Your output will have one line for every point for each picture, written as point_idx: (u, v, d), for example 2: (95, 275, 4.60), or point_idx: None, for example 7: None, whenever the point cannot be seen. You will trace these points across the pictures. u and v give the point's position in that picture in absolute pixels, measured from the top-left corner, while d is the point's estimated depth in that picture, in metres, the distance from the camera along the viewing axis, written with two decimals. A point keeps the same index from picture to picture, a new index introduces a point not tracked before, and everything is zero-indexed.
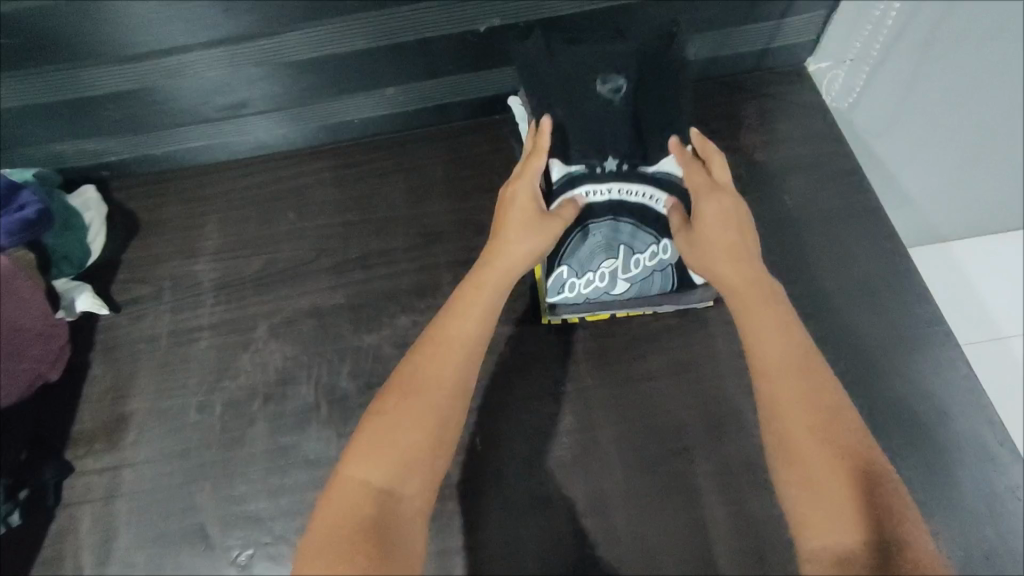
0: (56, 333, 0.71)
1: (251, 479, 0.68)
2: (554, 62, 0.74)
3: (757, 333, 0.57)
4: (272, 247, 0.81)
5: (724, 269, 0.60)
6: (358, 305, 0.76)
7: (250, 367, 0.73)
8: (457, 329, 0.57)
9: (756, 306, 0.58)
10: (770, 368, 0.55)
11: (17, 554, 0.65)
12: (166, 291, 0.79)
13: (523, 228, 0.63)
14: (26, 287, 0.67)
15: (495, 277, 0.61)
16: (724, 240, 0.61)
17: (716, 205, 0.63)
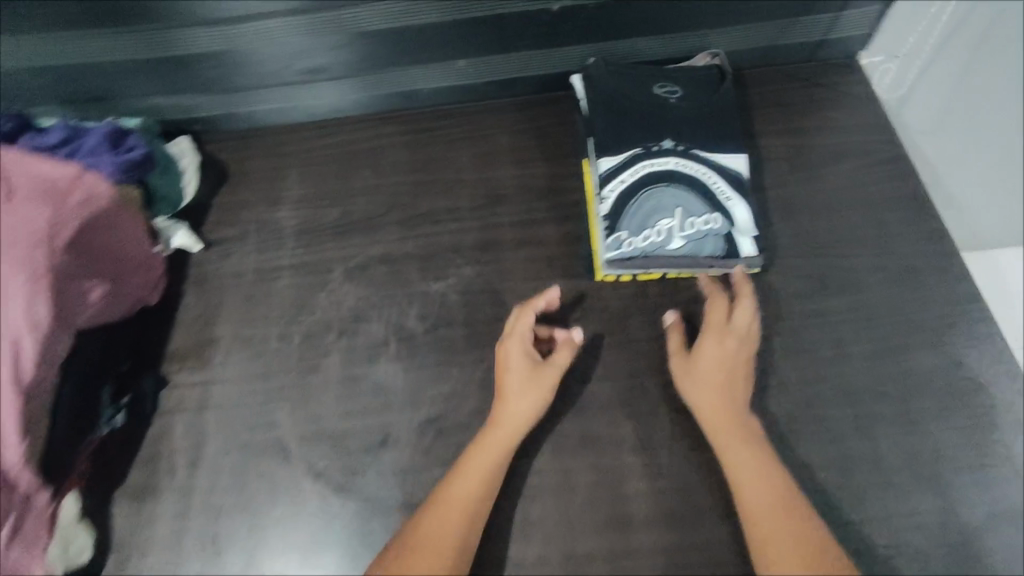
0: (154, 264, 0.79)
1: (324, 402, 0.74)
2: (616, 70, 0.85)
3: (740, 460, 0.64)
4: (349, 200, 0.87)
5: (710, 403, 0.67)
6: (427, 256, 0.82)
7: (326, 305, 0.80)
8: (456, 497, 0.63)
9: (742, 441, 0.65)
10: (751, 498, 0.62)
11: (116, 452, 0.72)
12: (252, 234, 0.86)
13: (520, 391, 0.67)
14: (130, 221, 0.75)
15: (494, 442, 0.66)
16: (720, 378, 0.67)
17: (716, 345, 0.69)
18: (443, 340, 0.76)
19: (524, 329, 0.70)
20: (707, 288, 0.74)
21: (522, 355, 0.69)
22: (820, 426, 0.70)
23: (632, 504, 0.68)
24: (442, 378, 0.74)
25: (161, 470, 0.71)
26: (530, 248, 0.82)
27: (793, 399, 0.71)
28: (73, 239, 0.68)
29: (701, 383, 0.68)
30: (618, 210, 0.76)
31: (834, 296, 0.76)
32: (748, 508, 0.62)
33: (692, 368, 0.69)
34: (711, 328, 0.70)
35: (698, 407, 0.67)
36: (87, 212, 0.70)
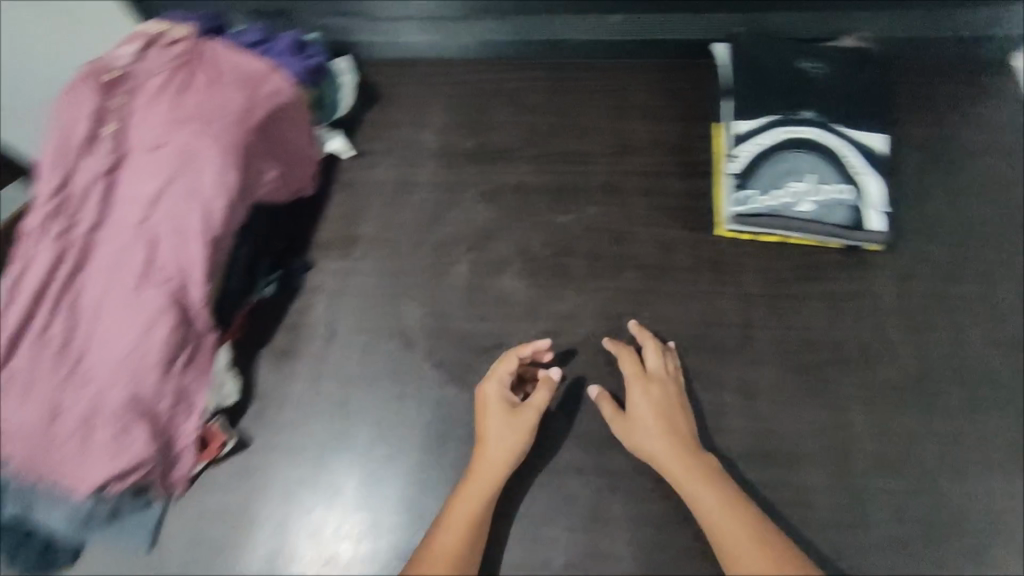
0: (314, 161, 0.88)
1: (451, 303, 0.81)
2: (761, 41, 0.88)
3: (709, 507, 0.64)
4: (488, 133, 0.94)
5: (658, 453, 0.67)
6: (556, 191, 0.88)
7: (459, 221, 0.87)
8: (439, 556, 0.63)
9: (690, 477, 0.66)
10: (728, 541, 0.62)
11: (267, 316, 0.82)
12: (397, 150, 0.94)
13: (497, 439, 0.68)
14: (301, 118, 0.84)
15: (475, 492, 0.67)
16: (652, 425, 0.69)
17: (648, 398, 0.71)
18: (563, 267, 0.82)
19: (496, 377, 0.72)
20: (615, 346, 0.75)
21: (498, 404, 0.70)
22: (926, 401, 0.71)
23: (726, 440, 0.72)
24: (561, 300, 0.80)
25: (302, 337, 0.80)
26: (655, 197, 0.87)
27: (901, 372, 0.73)
28: (258, 124, 0.78)
29: (648, 439, 0.69)
30: (750, 170, 0.81)
31: (956, 283, 0.77)
32: (725, 550, 0.62)
33: (632, 425, 0.70)
34: (636, 383, 0.72)
35: (651, 457, 0.68)
36: (271, 103, 0.80)
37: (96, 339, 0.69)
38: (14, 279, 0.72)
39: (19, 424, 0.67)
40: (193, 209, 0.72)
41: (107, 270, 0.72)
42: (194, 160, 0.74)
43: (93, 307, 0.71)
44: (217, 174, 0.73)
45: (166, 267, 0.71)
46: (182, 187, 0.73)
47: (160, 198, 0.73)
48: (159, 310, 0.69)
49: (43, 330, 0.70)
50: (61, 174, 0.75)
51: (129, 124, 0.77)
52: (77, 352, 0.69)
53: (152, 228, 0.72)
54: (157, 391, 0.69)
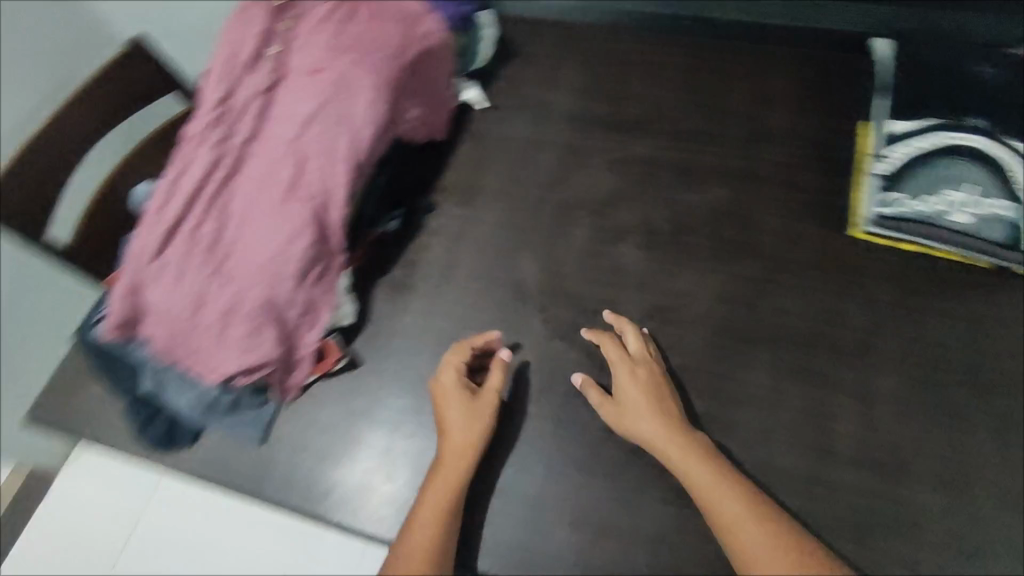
0: (450, 107, 0.90)
1: (569, 263, 0.82)
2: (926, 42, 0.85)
3: (701, 479, 0.64)
4: (620, 103, 0.94)
5: (647, 429, 0.68)
6: (684, 168, 0.87)
7: (584, 185, 0.87)
8: (424, 529, 0.66)
9: (682, 452, 0.66)
10: (721, 509, 0.62)
11: (387, 249, 0.84)
12: (529, 108, 0.95)
13: (462, 425, 0.69)
14: (444, 64, 0.86)
15: (450, 470, 0.68)
16: (642, 410, 0.69)
17: (634, 382, 0.70)
18: (683, 245, 0.82)
19: (453, 364, 0.72)
20: (594, 335, 0.75)
21: (456, 392, 0.71)
22: None
23: (836, 442, 0.69)
24: (677, 277, 0.80)
25: (419, 273, 0.83)
26: (789, 187, 0.84)
27: None
28: (408, 63, 0.82)
29: (635, 421, 0.69)
30: (899, 175, 0.79)
31: None
32: (720, 521, 0.62)
33: (620, 409, 0.70)
34: (618, 369, 0.72)
35: (642, 438, 0.68)
36: (422, 44, 0.82)
37: (240, 242, 0.74)
38: (177, 178, 0.78)
39: (167, 309, 0.73)
40: (341, 134, 0.76)
41: (254, 179, 0.75)
42: (349, 88, 0.77)
43: (240, 211, 0.75)
44: (368, 105, 0.77)
45: (311, 184, 0.74)
46: (334, 111, 0.76)
47: (312, 119, 0.76)
48: (302, 224, 0.73)
49: (195, 227, 0.75)
50: (227, 86, 0.80)
51: (293, 48, 0.81)
52: (223, 251, 0.74)
53: (302, 145, 0.75)
54: (290, 299, 0.73)
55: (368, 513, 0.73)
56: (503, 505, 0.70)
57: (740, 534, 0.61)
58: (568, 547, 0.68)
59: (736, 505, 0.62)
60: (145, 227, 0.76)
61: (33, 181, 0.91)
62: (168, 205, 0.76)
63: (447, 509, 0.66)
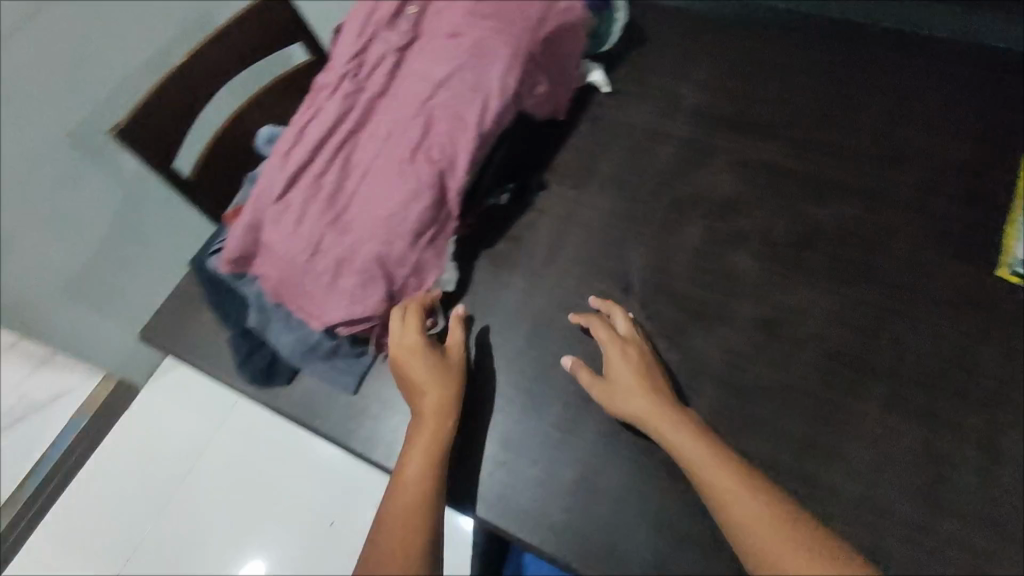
0: (575, 86, 0.88)
1: (678, 262, 0.79)
2: None
3: (693, 455, 0.62)
4: (750, 103, 0.89)
5: (637, 408, 0.67)
6: (813, 179, 0.82)
7: (701, 184, 0.84)
8: (406, 490, 0.66)
9: (675, 430, 0.64)
10: (716, 483, 0.60)
11: (494, 222, 0.84)
12: (652, 97, 0.92)
13: (433, 387, 0.70)
14: (577, 40, 0.85)
15: (429, 425, 0.69)
16: (633, 388, 0.68)
17: (623, 361, 0.70)
18: (804, 260, 0.77)
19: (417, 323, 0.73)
20: (582, 317, 0.76)
21: (420, 353, 0.72)
22: None
23: (949, 492, 0.64)
24: (794, 292, 0.75)
25: (524, 250, 0.83)
26: (928, 215, 0.78)
27: None
28: (544, 38, 0.81)
29: (625, 399, 0.68)
30: None
31: None
32: (714, 496, 0.60)
33: (612, 387, 0.69)
34: (607, 348, 0.71)
35: (633, 417, 0.67)
36: (561, 20, 0.82)
37: (361, 195, 0.75)
38: (307, 125, 0.80)
39: (282, 249, 0.75)
40: (473, 100, 0.76)
41: (382, 135, 0.77)
42: (485, 56, 0.78)
43: (364, 165, 0.76)
44: (502, 74, 0.77)
45: (437, 147, 0.75)
46: (468, 77, 0.77)
47: (446, 82, 0.77)
48: (424, 184, 0.73)
49: (318, 174, 0.77)
50: (366, 44, 0.82)
51: (434, 13, 0.82)
52: (344, 200, 0.76)
53: (433, 106, 0.76)
54: (402, 257, 0.74)
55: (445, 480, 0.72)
56: (585, 495, 0.69)
57: (743, 513, 0.58)
58: (646, 548, 0.66)
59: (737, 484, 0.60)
60: (271, 168, 0.78)
61: (168, 111, 0.95)
62: (296, 149, 0.78)
63: (431, 467, 0.67)
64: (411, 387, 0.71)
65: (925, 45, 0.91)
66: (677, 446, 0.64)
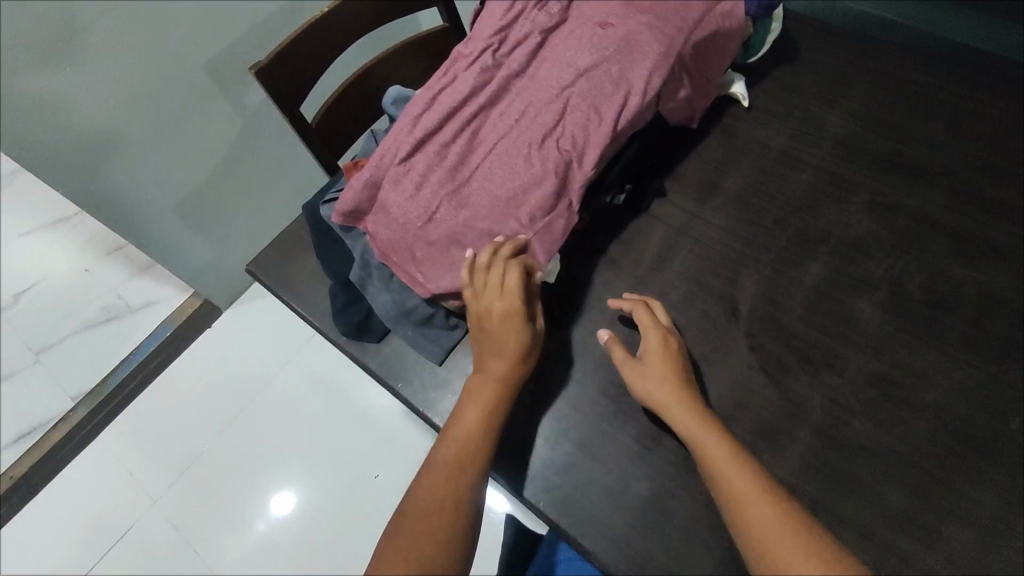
0: (713, 94, 0.84)
1: (793, 297, 0.75)
2: None
3: (719, 457, 0.60)
4: (903, 143, 0.83)
5: (666, 396, 0.65)
6: (961, 238, 0.76)
7: (832, 219, 0.79)
8: (457, 449, 0.65)
9: (706, 430, 0.62)
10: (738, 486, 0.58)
11: (605, 220, 0.82)
12: (795, 119, 0.87)
13: (512, 356, 0.70)
14: (727, 49, 0.83)
15: (492, 391, 0.68)
16: (665, 377, 0.66)
17: (663, 350, 0.68)
18: (936, 323, 0.71)
19: (515, 286, 0.70)
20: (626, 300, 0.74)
21: (511, 318, 0.70)
22: None
23: None
24: (918, 352, 0.70)
25: (632, 254, 0.80)
26: None
27: None
28: (695, 43, 0.79)
29: (656, 386, 0.66)
30: None
31: None
32: (732, 498, 0.58)
33: (643, 370, 0.67)
34: (646, 332, 0.69)
35: (660, 404, 0.65)
36: (713, 26, 0.80)
37: (485, 173, 0.75)
38: (441, 90, 0.79)
39: (397, 210, 0.75)
40: (613, 96, 0.75)
41: (516, 115, 0.76)
42: (633, 53, 0.76)
43: (492, 142, 0.76)
44: (648, 73, 0.75)
45: (570, 137, 0.73)
46: (612, 73, 0.75)
47: (589, 70, 0.75)
48: (552, 171, 0.72)
49: (446, 143, 0.76)
50: (513, 18, 0.81)
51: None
52: (467, 174, 0.76)
53: (574, 96, 0.75)
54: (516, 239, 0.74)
55: (515, 467, 0.71)
56: (654, 514, 0.67)
57: (769, 539, 0.55)
58: None
59: (765, 508, 0.56)
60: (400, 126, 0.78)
61: (307, 54, 0.97)
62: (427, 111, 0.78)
63: (490, 433, 0.66)
64: (487, 348, 0.70)
65: None
66: (697, 444, 0.61)
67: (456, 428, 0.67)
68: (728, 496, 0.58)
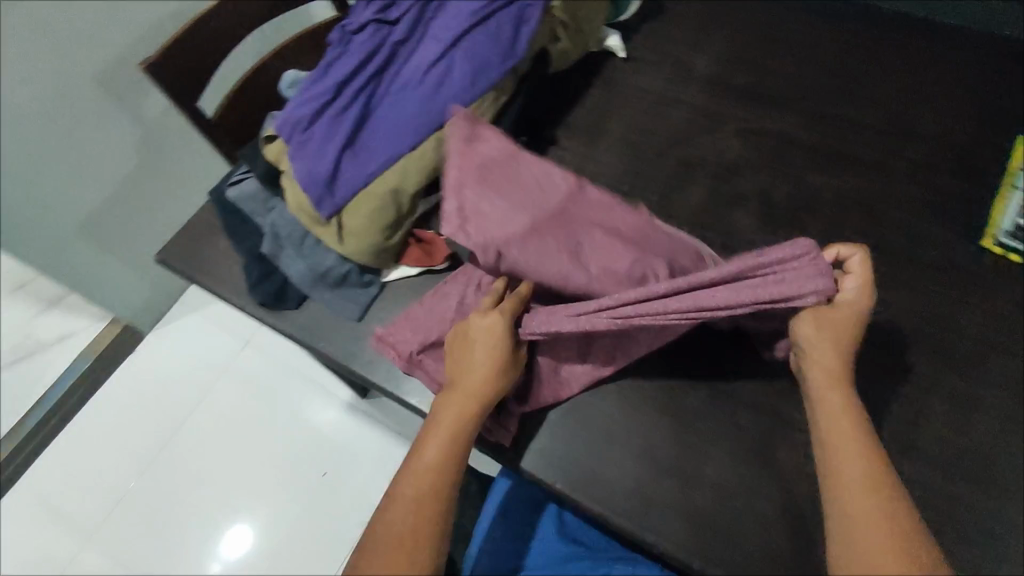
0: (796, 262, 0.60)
1: (679, 218, 0.82)
2: None
3: (831, 401, 0.61)
4: (762, 76, 0.92)
5: (821, 348, 0.63)
6: (816, 149, 0.85)
7: (706, 146, 0.87)
8: (428, 465, 0.62)
9: (827, 370, 0.63)
10: (834, 427, 0.60)
11: None
12: (665, 64, 0.95)
13: (492, 369, 0.66)
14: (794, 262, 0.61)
15: (465, 396, 0.65)
16: (833, 342, 0.63)
17: (842, 324, 0.63)
18: (800, 223, 0.80)
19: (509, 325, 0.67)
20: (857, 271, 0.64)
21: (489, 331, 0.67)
22: None
23: (921, 439, 0.67)
24: None
25: None
26: (922, 187, 0.81)
27: None
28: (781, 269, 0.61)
29: (820, 334, 0.63)
30: None
31: None
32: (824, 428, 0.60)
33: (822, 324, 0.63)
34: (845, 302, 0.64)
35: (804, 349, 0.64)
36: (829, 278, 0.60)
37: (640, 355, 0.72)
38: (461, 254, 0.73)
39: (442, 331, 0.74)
40: (808, 294, 0.60)
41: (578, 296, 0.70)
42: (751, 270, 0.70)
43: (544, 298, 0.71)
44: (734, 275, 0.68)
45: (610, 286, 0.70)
46: (793, 248, 0.61)
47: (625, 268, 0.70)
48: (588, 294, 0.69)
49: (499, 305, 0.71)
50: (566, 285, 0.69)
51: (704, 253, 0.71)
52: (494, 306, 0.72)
53: (789, 302, 0.61)
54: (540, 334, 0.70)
55: None
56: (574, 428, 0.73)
57: (865, 505, 0.55)
58: (631, 476, 0.70)
59: (870, 471, 0.57)
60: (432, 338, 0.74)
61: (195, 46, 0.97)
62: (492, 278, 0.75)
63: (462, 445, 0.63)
64: (468, 356, 0.67)
65: (938, 29, 0.93)
66: (823, 407, 0.62)
67: (432, 438, 0.63)
68: (837, 480, 0.57)
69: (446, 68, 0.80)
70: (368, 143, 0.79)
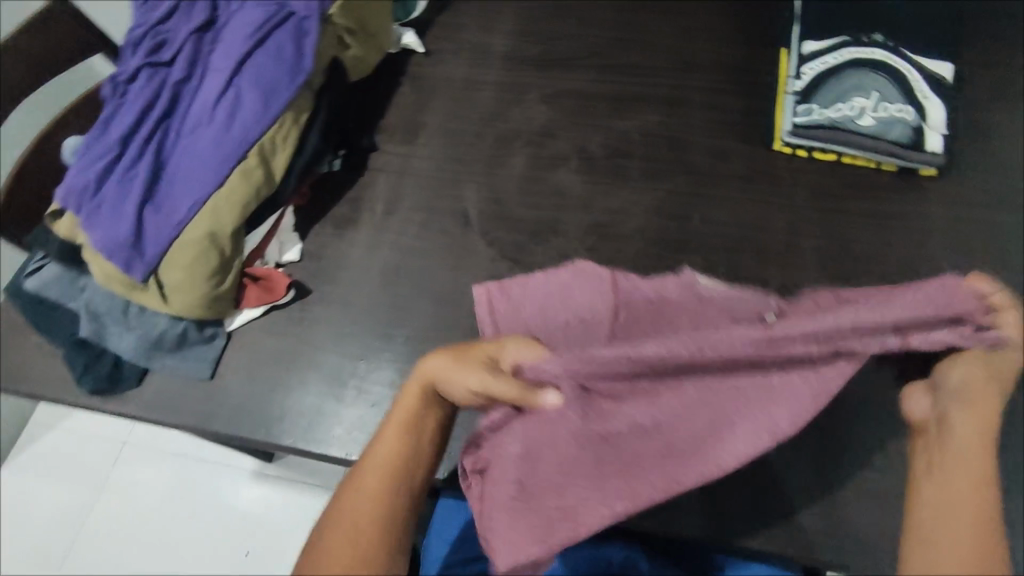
0: (926, 308, 0.47)
1: (510, 190, 0.84)
2: None
3: (962, 438, 0.50)
4: (554, 42, 0.96)
5: (976, 389, 0.50)
6: (618, 99, 0.90)
7: (520, 118, 0.90)
8: (387, 453, 0.56)
9: (970, 414, 0.50)
10: (953, 466, 0.49)
11: (331, 188, 0.86)
12: (464, 50, 0.96)
13: (451, 373, 0.57)
14: (922, 291, 0.48)
15: (425, 383, 0.58)
16: (997, 393, 0.50)
17: (1011, 375, 0.50)
18: (619, 168, 0.85)
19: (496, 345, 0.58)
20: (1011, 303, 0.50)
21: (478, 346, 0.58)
22: None
23: None
24: (614, 196, 0.83)
25: (364, 207, 0.85)
26: (713, 111, 0.88)
27: None
28: (908, 298, 0.47)
29: (984, 377, 0.50)
30: (813, 86, 0.84)
31: (994, 209, 0.79)
32: (938, 464, 0.50)
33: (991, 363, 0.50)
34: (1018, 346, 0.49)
35: (953, 386, 0.51)
36: (931, 298, 0.47)
37: (670, 475, 0.51)
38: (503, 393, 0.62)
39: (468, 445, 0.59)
40: (899, 327, 0.48)
41: None
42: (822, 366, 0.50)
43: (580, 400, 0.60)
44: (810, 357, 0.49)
45: None
46: (937, 297, 0.48)
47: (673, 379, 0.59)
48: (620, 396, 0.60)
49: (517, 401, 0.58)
50: None
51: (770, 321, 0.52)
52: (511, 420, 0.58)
53: (885, 330, 0.48)
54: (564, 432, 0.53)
55: (321, 433, 0.72)
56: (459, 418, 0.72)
57: (960, 549, 0.46)
58: None
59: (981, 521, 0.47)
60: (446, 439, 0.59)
61: None
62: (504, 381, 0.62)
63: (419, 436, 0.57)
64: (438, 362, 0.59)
65: None
66: (951, 452, 0.49)
67: (392, 424, 0.57)
68: (927, 524, 0.48)
69: (234, 98, 0.76)
70: (171, 194, 0.74)
